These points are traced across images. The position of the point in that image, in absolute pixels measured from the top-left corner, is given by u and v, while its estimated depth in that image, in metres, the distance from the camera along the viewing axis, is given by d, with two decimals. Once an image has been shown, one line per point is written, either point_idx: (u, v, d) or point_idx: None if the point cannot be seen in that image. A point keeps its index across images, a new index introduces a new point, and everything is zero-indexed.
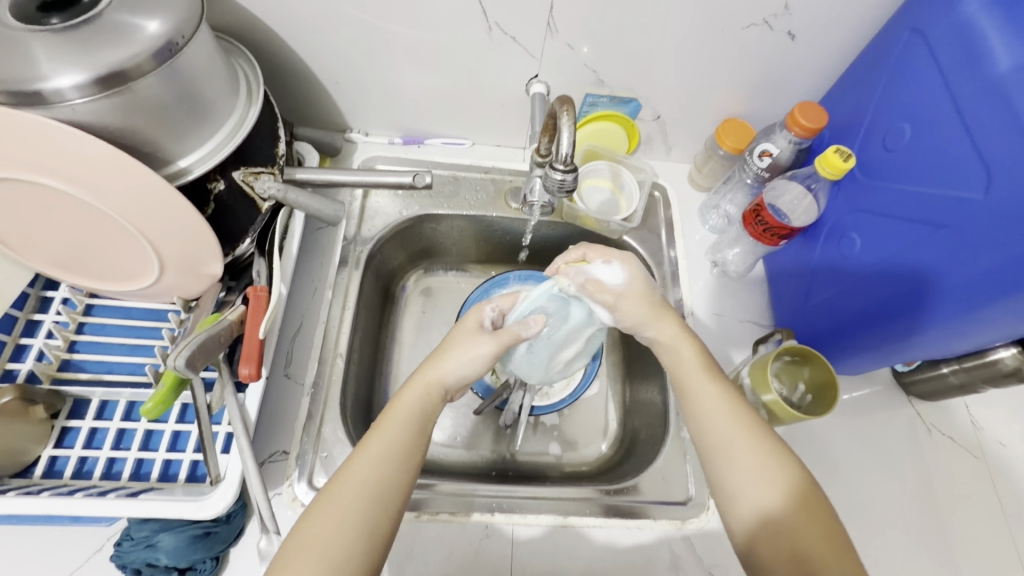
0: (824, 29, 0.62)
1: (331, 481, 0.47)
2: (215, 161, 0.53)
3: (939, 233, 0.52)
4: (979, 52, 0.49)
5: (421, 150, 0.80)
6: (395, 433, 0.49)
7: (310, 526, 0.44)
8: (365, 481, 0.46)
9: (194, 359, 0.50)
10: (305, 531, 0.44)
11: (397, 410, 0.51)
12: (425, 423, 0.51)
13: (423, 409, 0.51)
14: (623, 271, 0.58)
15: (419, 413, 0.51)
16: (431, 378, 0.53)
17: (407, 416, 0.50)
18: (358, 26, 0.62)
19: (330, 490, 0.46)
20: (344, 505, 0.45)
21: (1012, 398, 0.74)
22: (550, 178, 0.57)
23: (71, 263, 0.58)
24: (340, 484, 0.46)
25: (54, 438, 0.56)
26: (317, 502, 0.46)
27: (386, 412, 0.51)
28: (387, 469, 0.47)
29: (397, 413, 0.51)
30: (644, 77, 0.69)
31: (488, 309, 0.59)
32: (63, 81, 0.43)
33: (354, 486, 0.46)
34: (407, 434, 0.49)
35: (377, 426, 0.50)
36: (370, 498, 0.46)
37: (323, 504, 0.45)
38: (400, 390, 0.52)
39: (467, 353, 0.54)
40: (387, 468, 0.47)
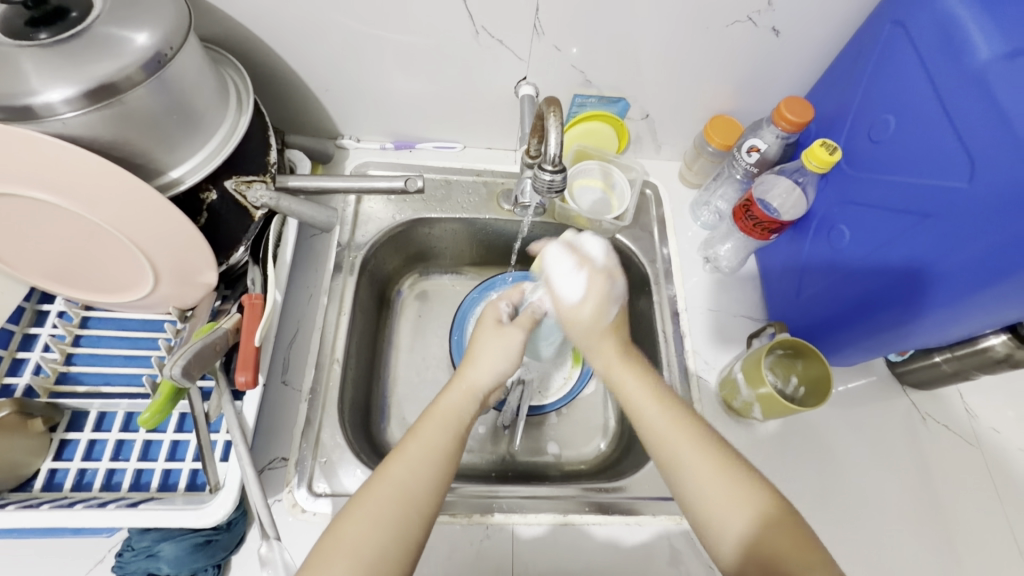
0: (807, 24, 0.62)
1: (370, 480, 0.48)
2: (206, 171, 0.54)
3: (925, 222, 0.52)
4: (959, 42, 0.50)
5: (412, 155, 0.80)
6: (435, 435, 0.50)
7: (345, 522, 0.45)
8: (403, 481, 0.47)
9: (190, 368, 0.50)
10: (339, 527, 0.45)
11: (438, 411, 0.53)
12: (463, 427, 0.52)
13: (463, 411, 0.53)
14: (585, 282, 0.61)
15: (460, 416, 0.52)
16: (472, 381, 0.55)
17: (449, 416, 0.52)
18: (346, 34, 0.63)
19: (369, 487, 0.47)
20: (382, 503, 0.46)
21: (1006, 385, 0.74)
22: (539, 179, 0.57)
23: (67, 276, 0.58)
24: (377, 485, 0.47)
25: (53, 450, 0.56)
26: (355, 499, 0.46)
27: (427, 414, 0.52)
28: (423, 472, 0.48)
29: (436, 417, 0.52)
30: (633, 77, 0.70)
31: (503, 304, 0.64)
32: (53, 95, 0.43)
33: (391, 486, 0.47)
34: (448, 437, 0.51)
35: (414, 429, 0.51)
36: (406, 498, 0.46)
37: (357, 506, 0.46)
38: (441, 395, 0.54)
39: (499, 346, 0.58)
40: (426, 470, 0.48)
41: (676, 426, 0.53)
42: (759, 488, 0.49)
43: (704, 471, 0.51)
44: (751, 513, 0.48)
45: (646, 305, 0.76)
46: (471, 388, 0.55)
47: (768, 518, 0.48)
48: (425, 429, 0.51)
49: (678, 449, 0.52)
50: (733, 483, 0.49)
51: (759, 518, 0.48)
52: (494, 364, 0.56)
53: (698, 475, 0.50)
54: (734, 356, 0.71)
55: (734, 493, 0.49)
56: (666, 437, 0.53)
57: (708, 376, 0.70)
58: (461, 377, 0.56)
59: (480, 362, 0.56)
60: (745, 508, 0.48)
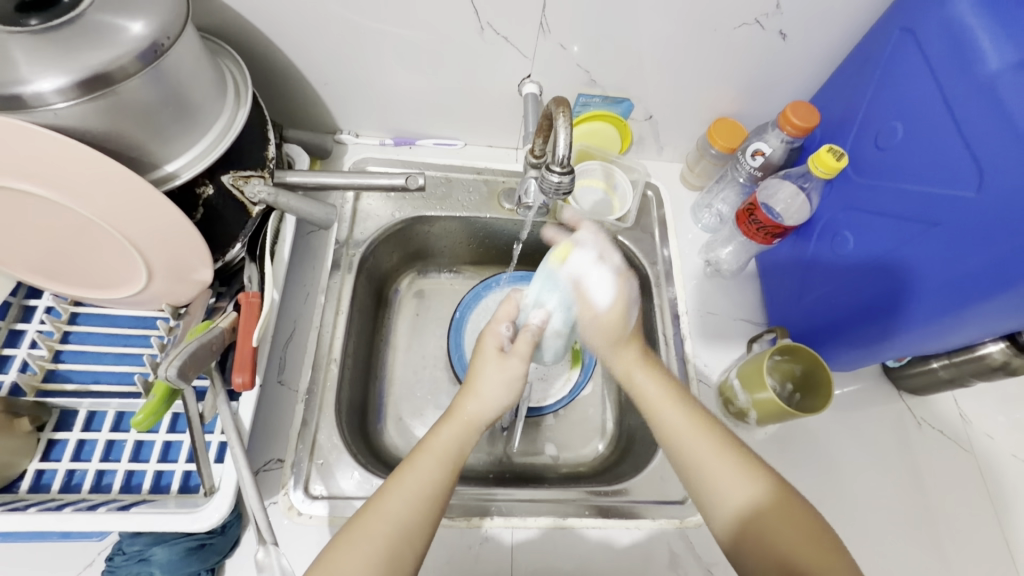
0: (815, 29, 0.62)
1: (360, 517, 0.46)
2: (202, 166, 0.52)
3: (931, 231, 0.52)
4: (970, 50, 0.49)
5: (412, 151, 0.79)
6: (429, 468, 0.49)
7: (336, 554, 0.44)
8: (400, 516, 0.46)
9: (185, 369, 0.49)
10: (333, 557, 0.44)
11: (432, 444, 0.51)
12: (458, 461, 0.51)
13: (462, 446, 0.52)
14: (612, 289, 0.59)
15: (458, 450, 0.51)
16: (467, 418, 0.53)
17: (445, 453, 0.51)
18: (348, 27, 0.61)
19: (361, 521, 0.46)
20: (376, 539, 0.45)
21: (999, 390, 0.75)
22: (546, 180, 0.56)
23: (55, 271, 0.56)
24: (371, 519, 0.46)
25: (40, 451, 0.54)
26: (347, 530, 0.46)
27: (421, 450, 0.51)
28: (422, 504, 0.47)
29: (432, 449, 0.51)
30: (637, 77, 0.69)
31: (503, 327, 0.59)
32: (44, 84, 0.41)
33: (388, 522, 0.46)
34: (440, 470, 0.50)
35: (411, 459, 0.50)
36: (400, 535, 0.45)
37: (353, 539, 0.45)
38: (437, 427, 0.53)
39: (500, 377, 0.55)
40: (420, 502, 0.47)
41: (705, 435, 0.54)
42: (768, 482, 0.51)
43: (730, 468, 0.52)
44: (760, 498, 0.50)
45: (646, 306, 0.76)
46: (466, 420, 0.53)
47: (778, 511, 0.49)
48: (420, 464, 0.49)
49: (692, 443, 0.54)
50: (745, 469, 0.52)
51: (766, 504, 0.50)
52: (494, 381, 0.55)
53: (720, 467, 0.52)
54: (732, 359, 0.71)
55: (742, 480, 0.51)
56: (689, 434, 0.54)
57: (708, 379, 0.70)
58: (455, 410, 0.54)
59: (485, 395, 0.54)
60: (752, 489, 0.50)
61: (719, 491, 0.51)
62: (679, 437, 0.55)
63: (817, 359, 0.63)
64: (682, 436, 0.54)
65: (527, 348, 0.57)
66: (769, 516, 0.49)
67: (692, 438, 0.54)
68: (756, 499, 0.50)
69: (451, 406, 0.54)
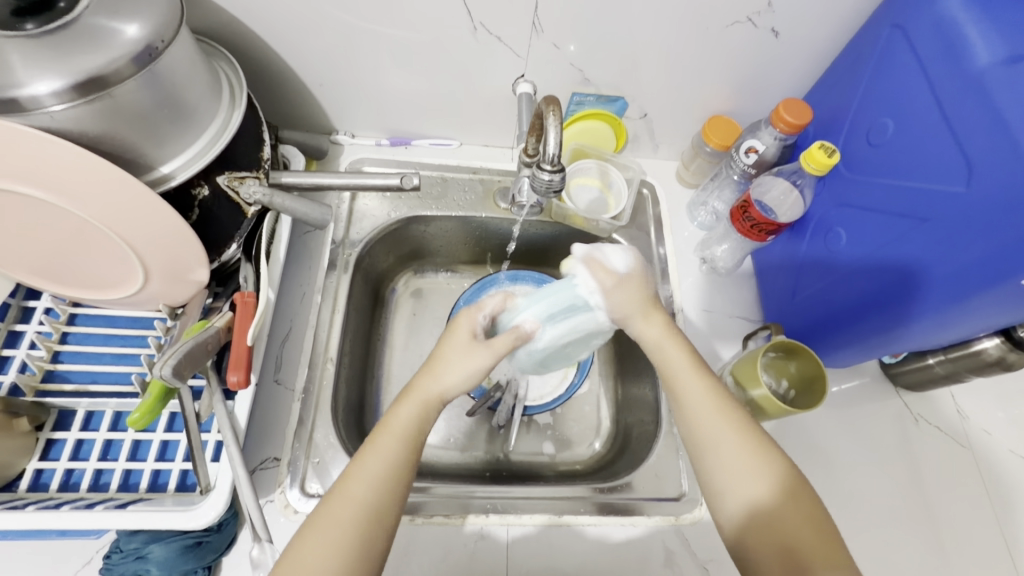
0: (807, 26, 0.62)
1: (325, 503, 0.46)
2: (197, 167, 0.53)
3: (923, 226, 0.52)
4: (959, 46, 0.50)
5: (408, 152, 0.79)
6: (391, 449, 0.48)
7: (300, 545, 0.44)
8: (363, 500, 0.46)
9: (180, 368, 0.49)
10: (298, 548, 0.44)
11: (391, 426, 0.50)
12: (417, 441, 0.49)
13: (423, 423, 0.50)
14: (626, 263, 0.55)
15: (414, 427, 0.50)
16: (428, 395, 0.51)
17: (402, 433, 0.49)
18: (342, 28, 0.62)
19: (322, 512, 0.46)
20: (341, 526, 0.45)
21: (997, 386, 0.75)
22: (537, 179, 0.56)
23: (53, 272, 0.56)
24: (334, 506, 0.46)
25: (39, 450, 0.55)
26: (312, 521, 0.45)
27: (381, 428, 0.50)
28: (383, 487, 0.47)
29: (393, 429, 0.50)
30: (631, 76, 0.69)
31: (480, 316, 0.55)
32: (39, 87, 0.42)
33: (351, 507, 0.45)
34: (397, 452, 0.48)
35: (372, 440, 0.49)
36: (364, 519, 0.45)
37: (317, 528, 0.45)
38: (396, 406, 0.51)
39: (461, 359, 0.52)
40: (383, 485, 0.47)
41: (717, 407, 0.52)
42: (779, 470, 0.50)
43: (737, 450, 0.50)
44: (772, 485, 0.49)
45: None
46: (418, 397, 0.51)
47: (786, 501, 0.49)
48: (377, 448, 0.48)
49: (704, 416, 0.52)
50: (760, 459, 0.50)
51: (780, 491, 0.49)
52: (447, 362, 0.52)
53: (728, 450, 0.51)
54: (728, 357, 0.71)
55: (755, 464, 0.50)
56: (706, 417, 0.52)
57: None
58: (412, 390, 0.52)
59: (446, 376, 0.52)
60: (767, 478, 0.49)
61: (731, 481, 0.50)
62: (693, 418, 0.53)
63: (818, 364, 0.62)
64: (697, 415, 0.53)
65: (503, 347, 0.53)
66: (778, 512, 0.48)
67: (708, 420, 0.52)
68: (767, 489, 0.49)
69: (409, 383, 0.52)
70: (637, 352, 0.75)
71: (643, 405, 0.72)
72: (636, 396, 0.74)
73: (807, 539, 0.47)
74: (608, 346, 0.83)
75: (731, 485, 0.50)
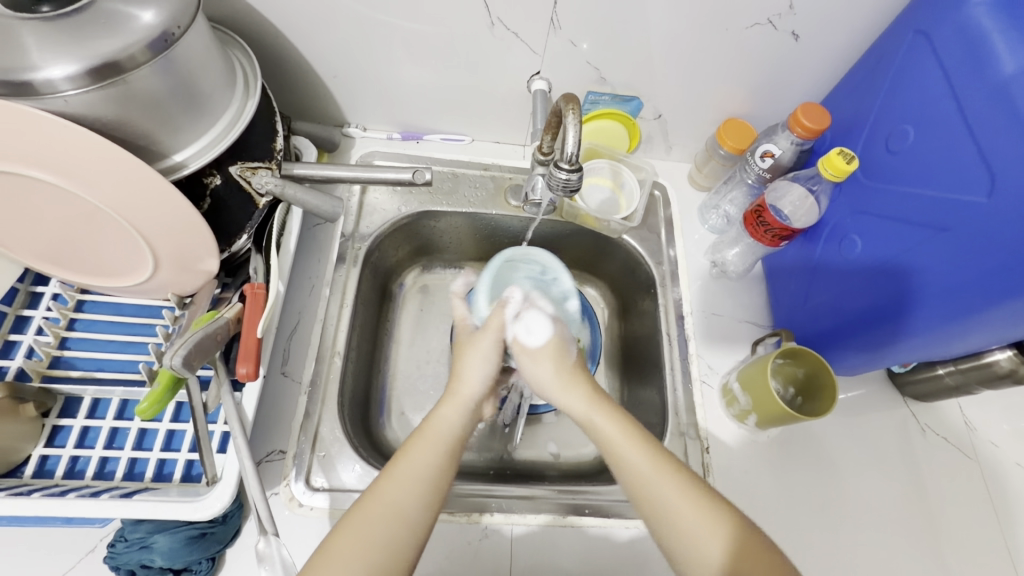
0: (828, 30, 0.61)
1: (358, 503, 0.46)
2: (210, 156, 0.52)
3: (941, 237, 0.52)
4: (984, 54, 0.49)
5: (419, 146, 0.79)
6: (430, 454, 0.49)
7: (335, 545, 0.44)
8: (398, 507, 0.46)
9: (190, 358, 0.49)
10: (329, 551, 0.44)
11: (430, 429, 0.51)
12: (457, 442, 0.51)
13: (459, 429, 0.53)
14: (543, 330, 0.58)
15: (456, 433, 0.52)
16: (462, 397, 0.55)
17: (444, 434, 0.51)
18: (358, 20, 0.61)
19: (356, 516, 0.45)
20: (375, 529, 0.45)
21: (1004, 398, 0.75)
22: (554, 177, 0.56)
23: (62, 259, 0.56)
24: (366, 508, 0.46)
25: (45, 436, 0.55)
26: (346, 521, 0.45)
27: (417, 434, 0.51)
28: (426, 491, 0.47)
29: (431, 435, 0.51)
30: (647, 77, 0.69)
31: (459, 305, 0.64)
32: (54, 71, 0.41)
33: (384, 509, 0.45)
34: (439, 455, 0.50)
35: (407, 447, 0.50)
36: (402, 520, 0.45)
37: (351, 530, 0.44)
38: (436, 409, 0.53)
39: (485, 356, 0.57)
40: (418, 490, 0.47)
41: (657, 467, 0.50)
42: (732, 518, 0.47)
43: (693, 508, 0.47)
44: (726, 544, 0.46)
45: (651, 306, 0.76)
46: (463, 403, 0.54)
47: (749, 548, 0.45)
48: (418, 448, 0.49)
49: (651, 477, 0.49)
50: (705, 509, 0.47)
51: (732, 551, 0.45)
52: (482, 373, 0.57)
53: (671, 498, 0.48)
54: (736, 360, 0.71)
55: (703, 515, 0.47)
56: (653, 482, 0.49)
57: (710, 381, 0.70)
58: (454, 395, 0.55)
59: (471, 373, 0.56)
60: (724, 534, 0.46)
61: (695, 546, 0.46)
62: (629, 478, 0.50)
63: (820, 363, 0.62)
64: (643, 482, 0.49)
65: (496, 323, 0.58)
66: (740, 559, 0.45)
67: (654, 486, 0.49)
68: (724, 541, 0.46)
69: (450, 389, 0.55)
70: (647, 353, 0.75)
71: (649, 407, 0.72)
72: (643, 398, 0.74)
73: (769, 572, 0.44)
74: (616, 347, 0.82)
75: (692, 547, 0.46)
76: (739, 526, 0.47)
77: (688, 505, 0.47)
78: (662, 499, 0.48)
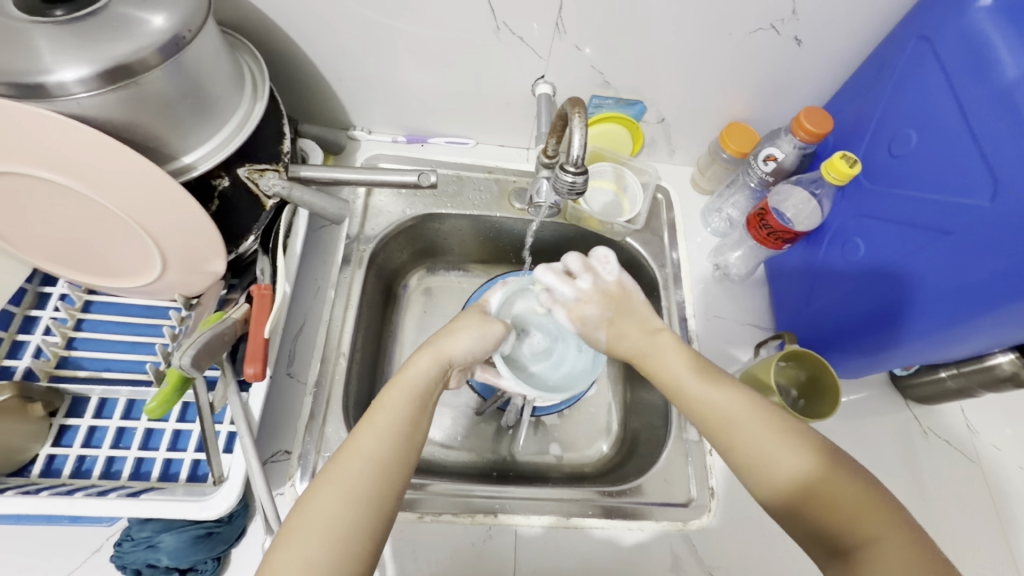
0: (831, 35, 0.62)
1: (336, 455, 0.45)
2: (219, 158, 0.53)
3: (944, 239, 0.52)
4: (988, 60, 0.50)
5: (424, 149, 0.80)
6: (404, 404, 0.48)
7: (316, 496, 0.42)
8: (375, 455, 0.44)
9: (198, 358, 0.50)
10: (309, 500, 0.42)
11: (405, 378, 0.50)
12: (428, 396, 0.50)
13: (434, 383, 0.51)
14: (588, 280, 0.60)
15: (428, 385, 0.51)
16: (443, 352, 0.53)
17: (418, 385, 0.50)
18: (366, 24, 0.62)
19: (335, 468, 0.44)
20: (353, 477, 0.43)
21: (1006, 402, 0.75)
22: (560, 180, 0.56)
23: (71, 259, 0.57)
24: (344, 460, 0.44)
25: (52, 436, 0.55)
26: (326, 471, 0.44)
27: (392, 384, 0.50)
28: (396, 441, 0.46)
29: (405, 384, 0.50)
30: (651, 81, 0.70)
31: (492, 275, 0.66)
32: (66, 74, 0.42)
33: (361, 459, 0.44)
34: (412, 407, 0.48)
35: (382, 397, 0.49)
36: (379, 470, 0.44)
37: (329, 479, 0.43)
38: (411, 358, 0.52)
39: (479, 332, 0.56)
40: (394, 441, 0.46)
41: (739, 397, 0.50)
42: (808, 443, 0.47)
43: (765, 430, 0.48)
44: (806, 462, 0.45)
45: (654, 309, 0.76)
46: (443, 360, 0.52)
47: (826, 467, 0.45)
48: (392, 397, 0.48)
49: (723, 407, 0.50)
50: (788, 432, 0.47)
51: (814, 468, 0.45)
52: (471, 344, 0.54)
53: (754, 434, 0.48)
54: (739, 363, 0.71)
55: (782, 440, 0.47)
56: (730, 410, 0.50)
57: None
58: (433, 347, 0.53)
59: (461, 338, 0.54)
60: (801, 456, 0.46)
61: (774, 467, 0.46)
62: (718, 418, 0.50)
63: (823, 365, 0.62)
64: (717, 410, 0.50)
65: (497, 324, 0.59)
66: (821, 485, 0.44)
67: (734, 413, 0.49)
68: (803, 463, 0.45)
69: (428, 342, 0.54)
70: None
71: (652, 409, 0.72)
72: (646, 400, 0.74)
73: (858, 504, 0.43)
74: None
75: (767, 467, 0.46)
76: (827, 456, 0.46)
77: (759, 426, 0.48)
78: (752, 429, 0.48)
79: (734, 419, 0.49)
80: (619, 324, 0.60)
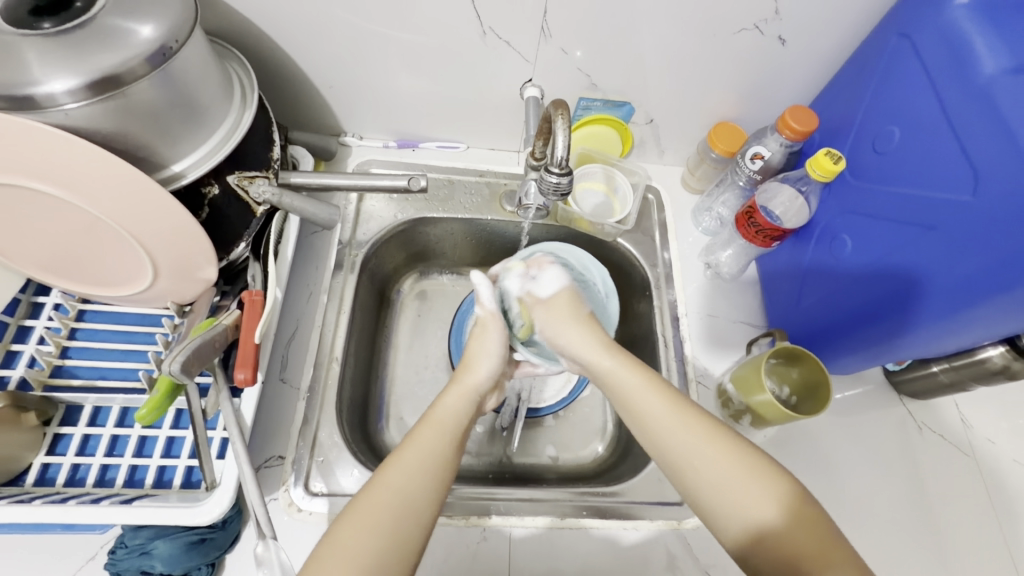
0: (815, 34, 0.63)
1: (364, 491, 0.45)
2: (208, 165, 0.53)
3: (929, 234, 0.52)
4: (966, 57, 0.50)
5: (415, 154, 0.80)
6: (435, 439, 0.49)
7: (343, 528, 0.43)
8: (403, 491, 0.45)
9: (189, 365, 0.50)
10: (337, 534, 0.43)
11: (436, 416, 0.52)
12: (461, 431, 0.52)
13: (461, 418, 0.53)
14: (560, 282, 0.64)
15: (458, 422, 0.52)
16: (468, 386, 0.56)
17: (447, 422, 0.52)
18: (353, 32, 0.63)
19: (362, 505, 0.44)
20: (381, 511, 0.44)
21: (1000, 395, 0.75)
22: (545, 181, 0.57)
23: (64, 268, 0.57)
24: (371, 494, 0.45)
25: (46, 445, 0.55)
26: (353, 506, 0.44)
27: (425, 421, 0.51)
28: (428, 476, 0.47)
29: (437, 421, 0.51)
30: (638, 82, 0.70)
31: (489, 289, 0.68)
32: (56, 85, 0.42)
33: (390, 493, 0.45)
34: (446, 443, 0.50)
35: (415, 432, 0.50)
36: (406, 505, 0.44)
37: (354, 514, 0.44)
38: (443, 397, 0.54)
39: (491, 354, 0.59)
40: (424, 477, 0.46)
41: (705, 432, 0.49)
42: (777, 480, 0.46)
43: (732, 467, 0.47)
44: (773, 504, 0.45)
45: (647, 308, 0.76)
46: (470, 393, 0.56)
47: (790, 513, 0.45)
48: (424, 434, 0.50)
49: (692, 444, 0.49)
50: (753, 471, 0.46)
51: (783, 513, 0.45)
52: (490, 365, 0.59)
53: (719, 476, 0.47)
54: (731, 361, 0.72)
55: (753, 482, 0.46)
56: (695, 447, 0.49)
57: (706, 382, 0.70)
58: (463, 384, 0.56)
59: (482, 361, 0.59)
60: (770, 495, 0.45)
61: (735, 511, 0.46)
62: (684, 455, 0.49)
63: (819, 367, 0.62)
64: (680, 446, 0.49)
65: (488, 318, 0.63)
66: (782, 531, 0.44)
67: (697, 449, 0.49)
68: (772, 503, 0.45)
69: (459, 378, 0.57)
70: (642, 355, 0.75)
71: None
72: None
73: (818, 556, 0.43)
74: None
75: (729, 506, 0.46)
76: (793, 499, 0.45)
77: (727, 464, 0.47)
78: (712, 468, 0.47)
79: (697, 459, 0.48)
80: (554, 308, 0.62)
